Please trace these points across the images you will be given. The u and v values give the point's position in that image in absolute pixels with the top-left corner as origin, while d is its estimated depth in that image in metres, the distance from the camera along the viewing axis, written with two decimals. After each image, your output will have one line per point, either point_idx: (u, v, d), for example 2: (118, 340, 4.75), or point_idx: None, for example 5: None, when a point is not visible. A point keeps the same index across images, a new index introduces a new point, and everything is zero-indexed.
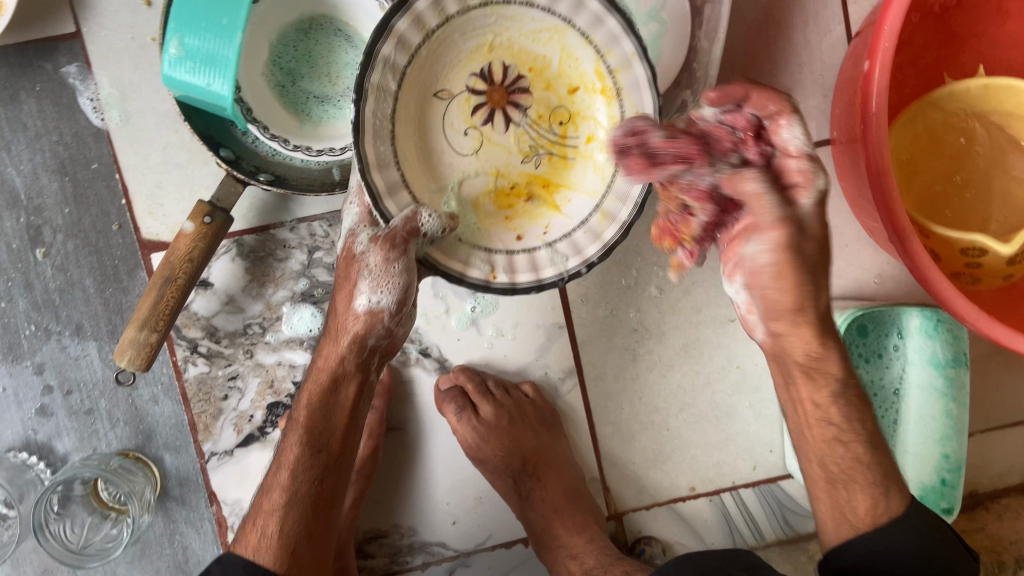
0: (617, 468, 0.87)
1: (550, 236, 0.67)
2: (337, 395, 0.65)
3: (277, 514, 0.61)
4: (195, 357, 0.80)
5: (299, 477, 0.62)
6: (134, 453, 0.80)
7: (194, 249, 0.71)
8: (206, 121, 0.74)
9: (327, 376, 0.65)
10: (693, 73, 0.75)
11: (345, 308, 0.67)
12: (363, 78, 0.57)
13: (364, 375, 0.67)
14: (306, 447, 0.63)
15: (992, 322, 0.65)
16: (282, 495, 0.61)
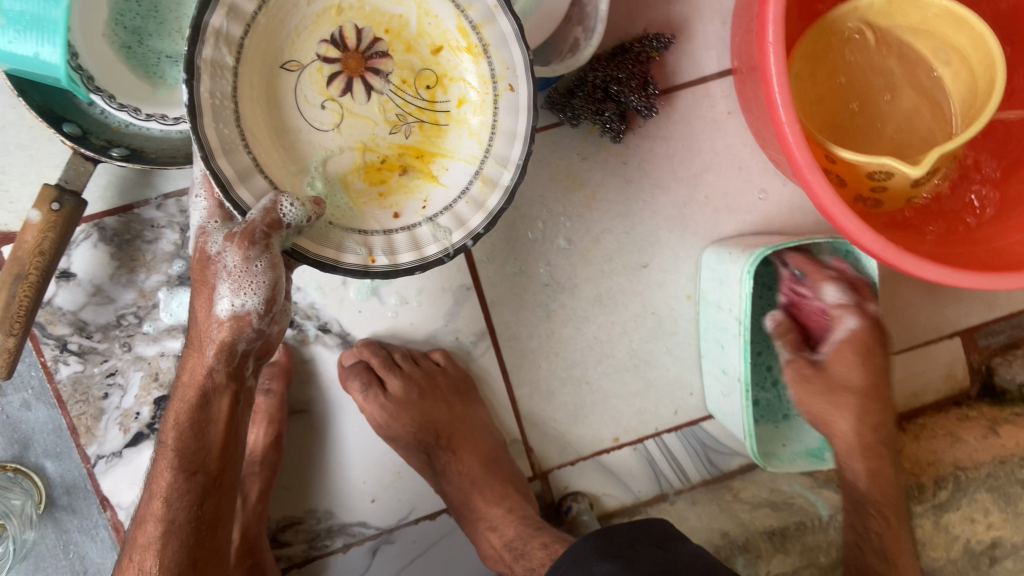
0: (538, 427, 0.84)
1: (428, 210, 0.61)
2: (209, 413, 0.58)
3: (154, 548, 0.56)
4: (66, 355, 0.73)
5: (174, 505, 0.56)
6: (11, 465, 0.73)
7: (43, 241, 0.63)
8: (43, 93, 0.65)
9: (196, 391, 0.59)
10: (584, 8, 0.69)
11: (206, 312, 0.58)
12: (192, 53, 0.49)
13: (238, 384, 0.61)
14: (178, 470, 0.57)
15: (897, 253, 0.61)
16: (158, 526, 0.56)
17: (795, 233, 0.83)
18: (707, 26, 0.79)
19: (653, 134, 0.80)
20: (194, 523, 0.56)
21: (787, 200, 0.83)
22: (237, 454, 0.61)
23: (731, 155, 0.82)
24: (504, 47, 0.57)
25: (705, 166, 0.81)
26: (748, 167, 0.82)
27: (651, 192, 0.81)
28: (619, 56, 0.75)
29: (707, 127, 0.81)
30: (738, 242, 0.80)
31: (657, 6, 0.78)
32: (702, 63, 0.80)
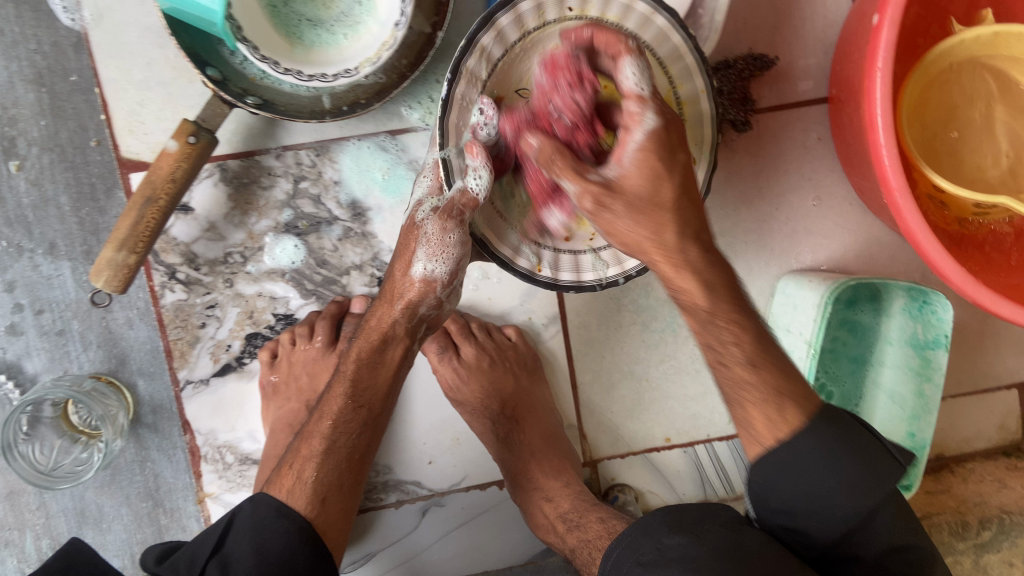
0: (594, 416, 0.87)
1: (596, 242, 0.69)
2: (383, 357, 0.68)
3: (315, 461, 0.66)
4: (173, 283, 0.78)
5: (340, 428, 0.67)
6: (107, 377, 0.78)
7: (177, 170, 0.68)
8: (192, 37, 0.71)
9: (378, 337, 0.67)
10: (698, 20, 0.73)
11: (402, 273, 0.66)
12: (461, 59, 0.62)
13: (410, 341, 0.69)
14: (349, 401, 0.67)
15: (977, 288, 0.63)
16: (323, 443, 0.67)
17: (868, 262, 0.86)
18: (809, 54, 0.83)
19: (743, 149, 0.84)
20: (351, 449, 0.68)
21: (866, 230, 0.85)
22: (393, 394, 0.71)
23: (815, 180, 0.85)
24: (699, 122, 0.68)
25: (788, 187, 0.85)
26: (831, 193, 0.85)
27: (734, 205, 0.85)
28: (721, 70, 0.80)
29: (796, 151, 0.84)
30: (814, 273, 0.83)
31: (763, 29, 0.81)
32: (799, 89, 0.83)
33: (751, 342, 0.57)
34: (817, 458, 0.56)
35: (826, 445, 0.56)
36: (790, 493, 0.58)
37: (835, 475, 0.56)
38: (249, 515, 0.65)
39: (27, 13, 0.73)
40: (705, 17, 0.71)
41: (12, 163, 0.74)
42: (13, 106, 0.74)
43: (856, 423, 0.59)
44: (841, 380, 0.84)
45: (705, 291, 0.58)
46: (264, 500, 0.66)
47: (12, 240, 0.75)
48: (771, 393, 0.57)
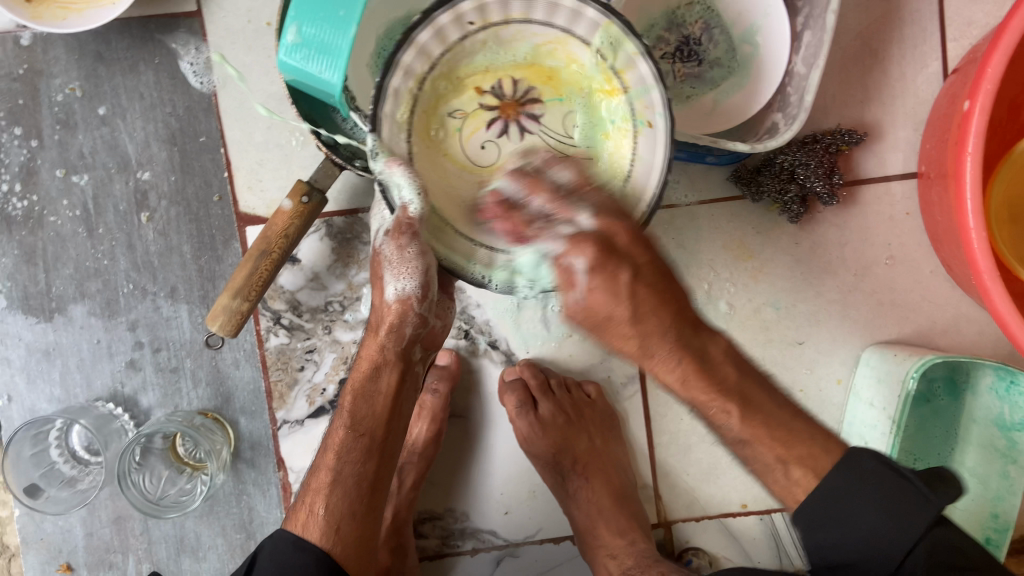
0: (669, 477, 0.88)
1: None
2: (379, 383, 0.68)
3: (323, 492, 0.64)
4: (277, 328, 0.84)
5: (344, 458, 0.65)
6: (213, 413, 0.84)
7: (290, 226, 0.74)
8: (310, 105, 0.77)
9: (371, 365, 0.68)
10: (786, 97, 0.75)
11: (378, 300, 0.70)
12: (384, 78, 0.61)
13: (408, 366, 0.70)
14: (351, 430, 0.66)
15: None
16: (330, 475, 0.64)
17: (955, 337, 0.85)
18: (898, 130, 0.84)
19: (829, 221, 0.85)
20: (357, 478, 0.64)
21: (954, 305, 0.85)
22: (397, 424, 0.68)
23: (901, 253, 0.85)
24: (651, 148, 0.63)
25: (874, 259, 0.85)
26: (917, 267, 0.85)
27: (818, 275, 0.85)
28: (808, 144, 0.80)
29: (883, 224, 0.84)
30: (900, 347, 0.83)
31: (850, 106, 0.83)
32: (888, 163, 0.84)
33: (737, 411, 0.60)
34: (868, 498, 0.58)
35: (852, 479, 0.59)
36: (827, 516, 0.60)
37: (873, 511, 0.58)
38: (268, 552, 0.64)
39: (165, 79, 0.80)
40: (794, 95, 0.74)
41: (143, 214, 0.82)
42: (147, 162, 0.81)
43: (875, 460, 0.60)
44: (927, 459, 0.84)
45: (647, 344, 0.59)
46: (283, 536, 0.64)
47: (138, 284, 0.82)
48: (779, 434, 0.61)
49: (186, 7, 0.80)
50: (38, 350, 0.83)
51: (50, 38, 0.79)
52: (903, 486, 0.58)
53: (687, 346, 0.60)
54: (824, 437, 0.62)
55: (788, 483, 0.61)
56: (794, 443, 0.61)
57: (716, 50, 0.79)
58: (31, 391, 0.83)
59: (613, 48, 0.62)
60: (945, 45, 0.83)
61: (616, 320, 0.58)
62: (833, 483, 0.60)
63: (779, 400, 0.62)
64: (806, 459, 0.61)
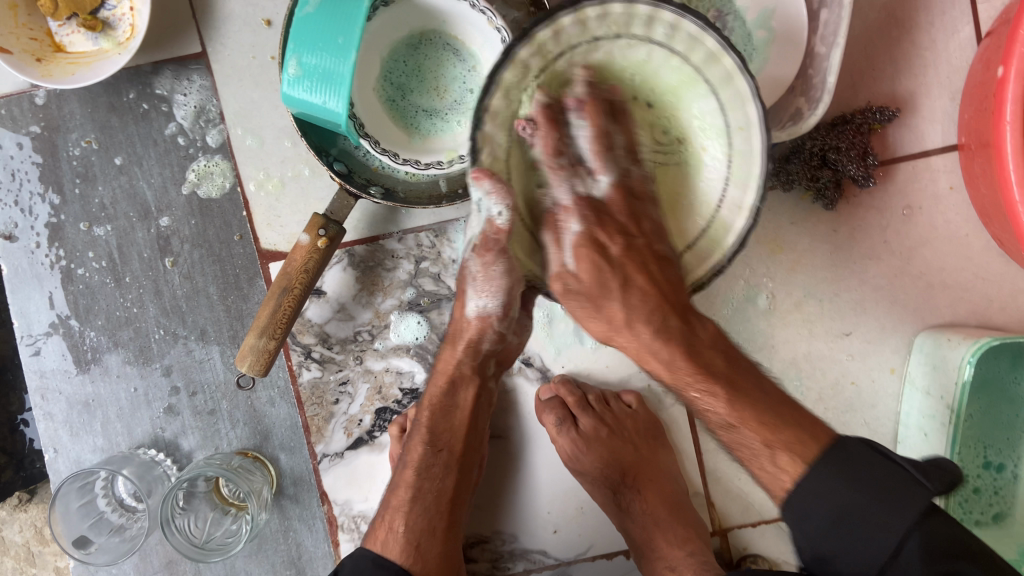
0: (721, 484, 0.85)
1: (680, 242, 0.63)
2: (455, 400, 0.70)
3: (403, 509, 0.66)
4: (309, 362, 0.83)
5: (423, 474, 0.67)
6: (253, 452, 0.83)
7: (309, 261, 0.73)
8: (320, 136, 0.77)
9: (445, 378, 0.69)
10: (808, 79, 0.72)
11: (459, 313, 0.69)
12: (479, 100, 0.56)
13: (483, 379, 0.71)
14: (428, 446, 0.68)
15: None
16: (408, 491, 0.67)
17: (1012, 314, 0.80)
18: (935, 101, 0.79)
19: (867, 204, 0.80)
20: (435, 493, 0.67)
21: (1011, 281, 0.80)
22: (475, 437, 0.72)
23: (949, 232, 0.80)
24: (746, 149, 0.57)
25: (920, 239, 0.80)
26: (967, 244, 0.80)
27: (861, 261, 0.81)
28: (838, 127, 0.76)
29: (926, 202, 0.80)
30: (956, 330, 0.78)
31: (880, 82, 0.79)
32: (926, 137, 0.79)
33: (723, 393, 0.57)
34: (834, 489, 0.55)
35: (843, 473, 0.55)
36: (817, 502, 0.55)
37: (864, 497, 0.54)
38: (349, 568, 0.65)
39: (177, 123, 0.80)
40: (816, 78, 0.70)
41: (167, 259, 0.82)
42: (166, 208, 0.81)
43: (864, 446, 0.57)
44: (996, 444, 0.80)
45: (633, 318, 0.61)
46: (361, 554, 0.66)
47: (168, 329, 0.83)
48: (766, 417, 0.56)
49: (190, 49, 0.79)
50: (79, 402, 0.83)
51: (63, 93, 0.80)
52: (901, 475, 0.55)
53: (667, 321, 0.61)
54: (812, 423, 0.58)
55: (776, 471, 0.56)
56: (781, 427, 0.56)
57: (733, 38, 0.74)
58: (74, 444, 0.83)
59: (695, 47, 0.56)
60: (975, 8, 0.78)
61: (635, 285, 0.62)
62: (818, 480, 0.55)
63: (766, 386, 0.59)
64: (791, 446, 0.56)
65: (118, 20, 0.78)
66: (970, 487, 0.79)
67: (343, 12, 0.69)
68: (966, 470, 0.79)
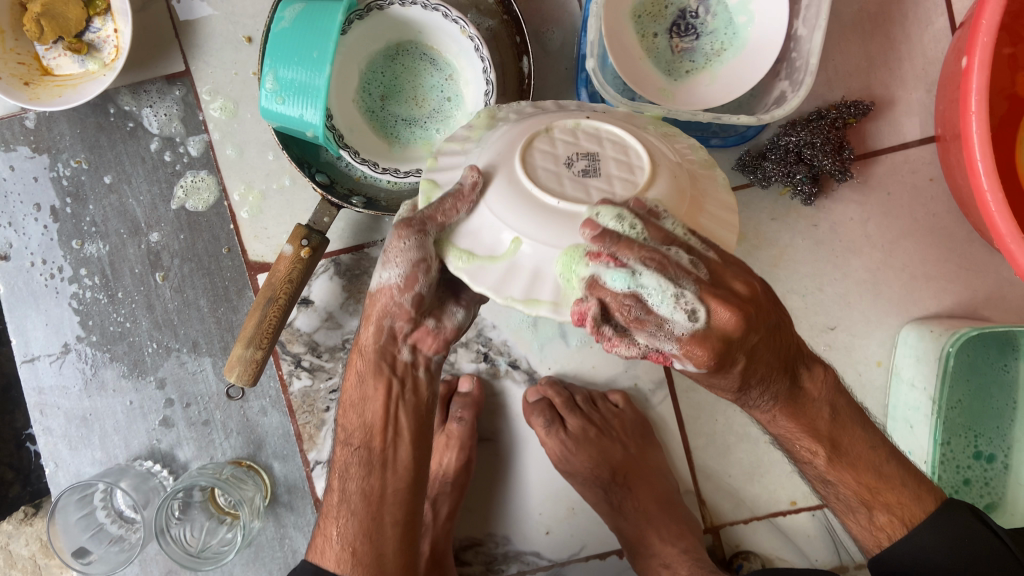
0: (712, 480, 0.84)
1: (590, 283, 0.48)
2: (368, 392, 0.61)
3: (337, 517, 0.61)
4: (299, 370, 0.85)
5: (350, 475, 0.61)
6: (246, 461, 0.85)
7: (292, 271, 0.74)
8: (301, 147, 0.78)
9: (364, 368, 0.62)
10: (794, 61, 0.72)
11: (371, 289, 0.59)
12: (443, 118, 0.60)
13: (396, 363, 0.61)
14: (348, 445, 0.63)
15: None
16: (337, 496, 0.62)
17: (996, 303, 0.80)
18: (911, 93, 0.79)
19: (847, 198, 0.81)
20: (360, 494, 0.60)
21: (994, 271, 0.80)
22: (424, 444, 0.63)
23: (930, 223, 0.80)
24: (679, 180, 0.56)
25: (901, 231, 0.81)
26: (949, 234, 0.80)
27: (843, 255, 0.81)
28: (813, 122, 0.76)
29: (906, 193, 0.80)
30: (938, 321, 0.78)
31: (856, 76, 0.79)
32: (904, 130, 0.80)
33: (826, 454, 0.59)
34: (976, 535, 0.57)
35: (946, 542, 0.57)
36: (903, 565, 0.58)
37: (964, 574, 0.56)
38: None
39: (162, 139, 0.82)
40: (801, 60, 0.71)
41: (158, 274, 0.84)
42: (156, 223, 0.83)
43: (972, 515, 0.58)
44: (985, 434, 0.80)
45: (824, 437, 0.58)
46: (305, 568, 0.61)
47: (161, 342, 0.84)
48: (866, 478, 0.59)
49: (174, 67, 0.81)
50: (77, 417, 0.85)
51: (52, 116, 0.82)
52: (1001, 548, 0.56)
53: (778, 382, 0.55)
54: (920, 482, 0.60)
55: (870, 525, 0.60)
56: (886, 491, 0.59)
57: (714, 21, 0.75)
58: (73, 457, 0.85)
59: None
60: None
61: (716, 384, 0.53)
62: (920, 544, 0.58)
63: (872, 439, 0.59)
64: (892, 505, 0.59)
65: (103, 42, 0.80)
66: (961, 477, 0.80)
67: (318, 26, 0.70)
68: (953, 460, 0.79)
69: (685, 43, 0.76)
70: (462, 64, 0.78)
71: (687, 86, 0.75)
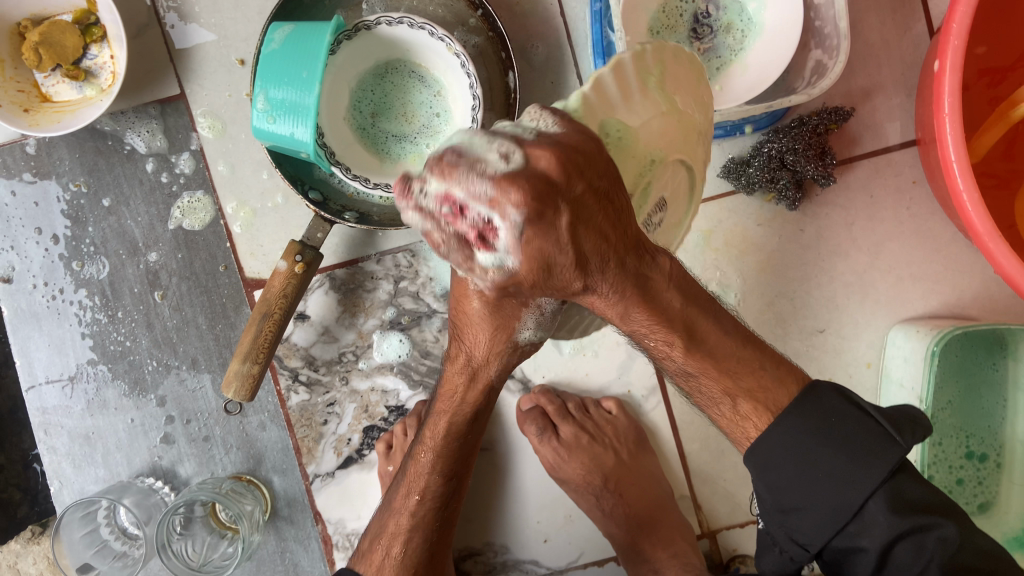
0: (707, 485, 0.85)
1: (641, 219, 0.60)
2: (461, 431, 0.66)
3: (402, 538, 0.69)
4: (297, 385, 0.86)
5: (426, 506, 0.69)
6: (247, 476, 0.86)
7: (287, 286, 0.76)
8: (295, 165, 0.80)
9: (458, 416, 0.65)
10: (819, 31, 0.73)
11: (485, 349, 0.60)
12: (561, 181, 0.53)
13: (486, 401, 0.66)
14: (434, 478, 0.68)
15: None
16: (410, 523, 0.69)
17: (983, 303, 0.81)
18: (892, 98, 0.81)
19: (832, 202, 0.82)
20: (441, 523, 0.70)
21: (980, 271, 0.81)
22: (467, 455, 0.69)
23: (915, 225, 0.81)
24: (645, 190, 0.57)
25: (887, 234, 0.82)
26: (934, 235, 0.81)
27: (830, 258, 0.82)
28: (795, 128, 0.77)
29: (890, 196, 0.81)
30: (925, 321, 0.79)
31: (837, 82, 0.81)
32: (887, 134, 0.81)
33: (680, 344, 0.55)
34: (803, 441, 0.53)
35: (813, 434, 0.53)
36: (783, 459, 0.54)
37: (846, 461, 0.52)
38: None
39: (158, 160, 0.84)
40: (827, 28, 0.72)
41: (156, 293, 0.85)
42: (154, 243, 0.85)
43: (837, 395, 0.55)
44: (978, 434, 0.80)
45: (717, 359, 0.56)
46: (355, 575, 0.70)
47: (161, 359, 0.86)
48: (722, 366, 0.55)
49: (169, 90, 0.83)
50: (79, 435, 0.87)
51: (51, 141, 0.84)
52: (873, 429, 0.53)
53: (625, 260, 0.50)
54: (778, 366, 0.57)
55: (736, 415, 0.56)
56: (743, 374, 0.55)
57: (727, 15, 0.76)
58: (77, 475, 0.87)
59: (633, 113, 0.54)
60: (927, 5, 0.80)
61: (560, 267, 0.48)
62: (788, 427, 0.54)
63: (726, 325, 0.56)
64: (753, 390, 0.56)
65: (100, 68, 0.82)
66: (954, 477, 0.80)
67: (306, 48, 0.72)
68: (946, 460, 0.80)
69: (707, 43, 0.77)
70: (448, 80, 0.80)
71: (722, 82, 0.76)
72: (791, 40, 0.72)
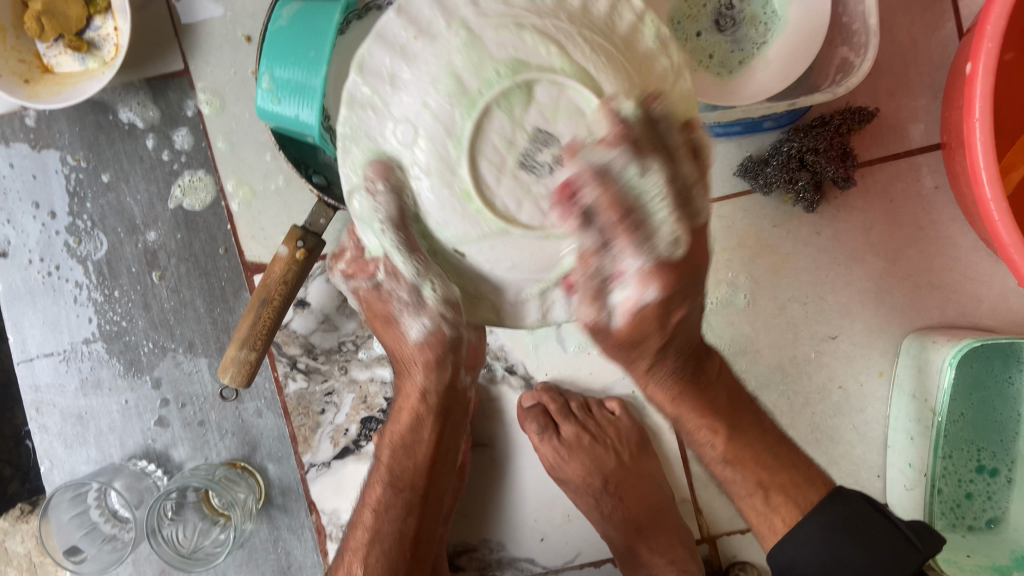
0: (710, 490, 0.83)
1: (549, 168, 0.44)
2: (420, 435, 0.64)
3: (361, 552, 0.66)
4: (295, 372, 0.84)
5: (385, 518, 0.65)
6: (241, 462, 0.85)
7: (287, 272, 0.74)
8: (299, 148, 0.77)
9: (415, 404, 0.63)
10: (845, 28, 0.71)
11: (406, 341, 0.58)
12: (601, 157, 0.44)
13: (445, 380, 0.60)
14: (389, 487, 0.66)
15: None
16: (366, 535, 0.66)
17: (1002, 315, 0.79)
18: (916, 100, 0.78)
19: (850, 205, 0.80)
20: (395, 536, 0.65)
21: (1001, 282, 0.79)
22: (443, 462, 0.67)
23: (934, 233, 0.79)
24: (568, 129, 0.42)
25: (905, 241, 0.79)
26: (954, 243, 0.79)
27: (846, 263, 0.80)
28: (817, 128, 0.75)
29: (910, 202, 0.79)
30: (941, 331, 0.77)
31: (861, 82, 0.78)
32: (910, 137, 0.78)
33: (723, 432, 0.62)
34: (822, 530, 0.61)
35: (825, 535, 0.61)
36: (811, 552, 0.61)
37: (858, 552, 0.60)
38: None
39: (160, 137, 0.82)
40: (853, 25, 0.70)
41: (155, 273, 0.83)
42: (153, 222, 0.83)
43: (864, 501, 0.62)
44: (989, 448, 0.78)
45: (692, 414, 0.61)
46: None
47: (157, 341, 0.84)
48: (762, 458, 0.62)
49: (173, 66, 0.81)
50: (72, 415, 0.85)
51: (51, 113, 0.82)
52: (893, 535, 0.60)
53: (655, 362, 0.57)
54: (808, 468, 0.64)
55: (767, 510, 0.63)
56: (778, 471, 0.63)
57: (751, 8, 0.74)
58: (68, 455, 0.85)
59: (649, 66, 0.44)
60: (957, 5, 0.77)
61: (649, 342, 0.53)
62: (806, 535, 0.61)
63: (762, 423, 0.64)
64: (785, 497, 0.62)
65: (103, 40, 0.80)
66: (962, 492, 0.79)
67: (315, 27, 0.69)
68: (955, 474, 0.78)
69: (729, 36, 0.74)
70: None
71: (742, 78, 0.73)
72: (818, 34, 0.70)
